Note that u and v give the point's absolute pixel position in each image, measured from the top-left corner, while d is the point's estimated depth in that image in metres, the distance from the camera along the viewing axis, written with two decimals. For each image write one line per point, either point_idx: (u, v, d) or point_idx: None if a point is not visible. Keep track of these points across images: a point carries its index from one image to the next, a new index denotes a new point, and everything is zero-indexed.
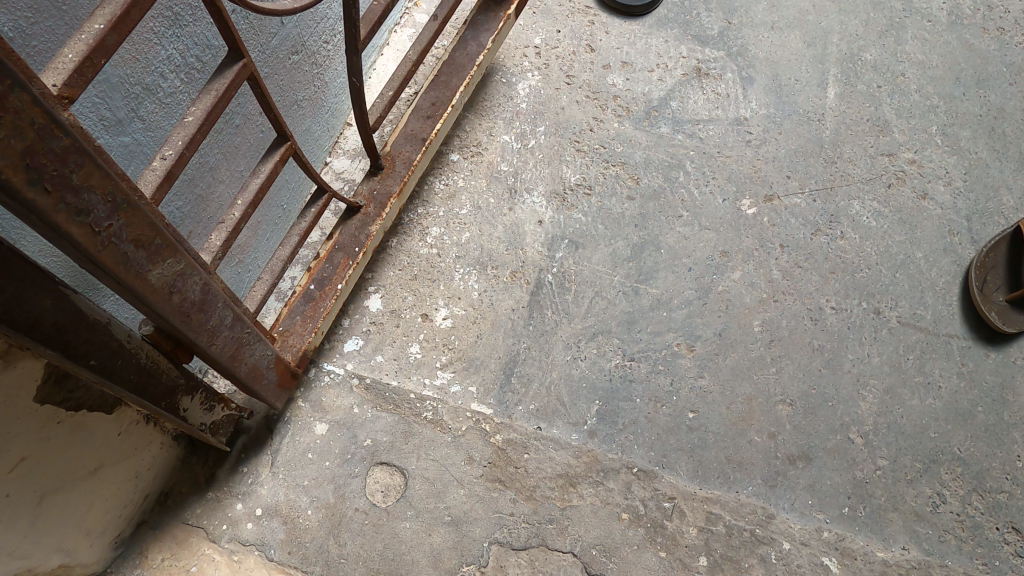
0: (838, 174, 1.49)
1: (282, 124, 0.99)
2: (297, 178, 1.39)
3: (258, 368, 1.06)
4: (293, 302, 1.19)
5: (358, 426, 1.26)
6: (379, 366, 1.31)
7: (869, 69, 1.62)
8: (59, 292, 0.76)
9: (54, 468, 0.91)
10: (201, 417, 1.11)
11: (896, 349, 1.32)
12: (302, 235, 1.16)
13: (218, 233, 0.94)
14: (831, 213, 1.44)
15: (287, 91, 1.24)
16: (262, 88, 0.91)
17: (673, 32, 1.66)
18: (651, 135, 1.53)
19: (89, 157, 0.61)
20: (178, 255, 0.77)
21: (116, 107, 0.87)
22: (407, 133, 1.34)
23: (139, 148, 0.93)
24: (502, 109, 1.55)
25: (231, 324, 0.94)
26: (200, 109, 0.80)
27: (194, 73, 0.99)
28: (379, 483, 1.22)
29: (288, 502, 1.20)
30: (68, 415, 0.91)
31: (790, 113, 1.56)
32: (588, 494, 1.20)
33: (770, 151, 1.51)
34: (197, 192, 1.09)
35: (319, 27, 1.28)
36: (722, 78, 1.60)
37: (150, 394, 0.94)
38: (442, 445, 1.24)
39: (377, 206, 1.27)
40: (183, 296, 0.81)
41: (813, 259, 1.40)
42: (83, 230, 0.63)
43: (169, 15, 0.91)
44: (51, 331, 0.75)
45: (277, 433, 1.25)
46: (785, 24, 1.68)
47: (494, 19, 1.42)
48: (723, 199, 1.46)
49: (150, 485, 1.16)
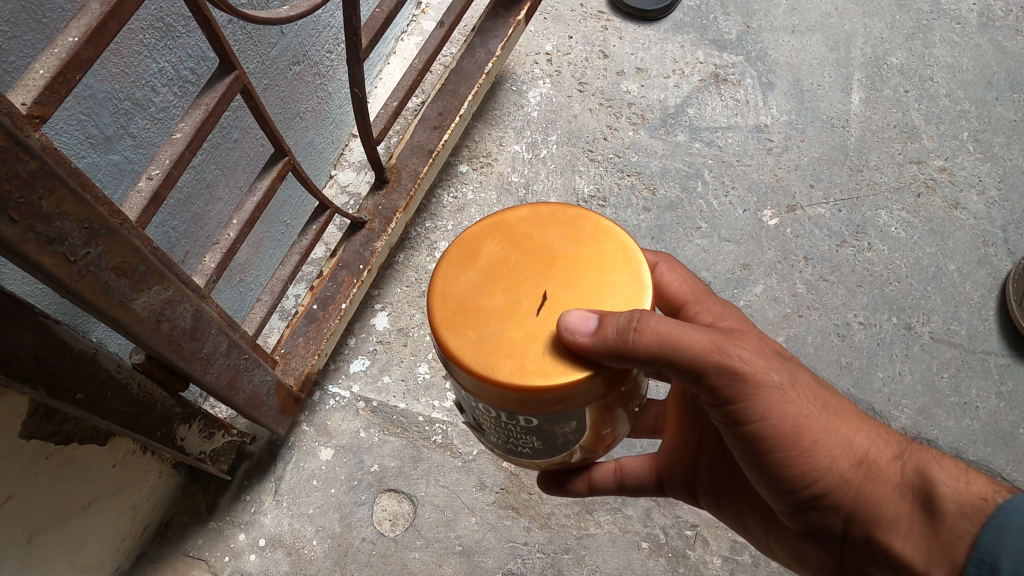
0: (864, 182, 1.43)
1: (279, 138, 0.94)
2: (300, 193, 1.34)
3: (258, 394, 1.01)
4: (295, 323, 1.14)
5: (365, 451, 1.21)
6: (386, 388, 1.26)
7: (895, 73, 1.55)
8: (40, 323, 0.71)
9: (44, 504, 0.86)
10: (200, 445, 1.06)
11: (929, 367, 1.25)
12: (304, 253, 1.11)
13: (212, 255, 0.89)
14: (857, 224, 1.38)
15: (288, 102, 1.19)
16: (257, 102, 0.86)
17: (690, 36, 1.60)
18: (667, 144, 1.47)
19: (61, 181, 0.56)
20: (165, 282, 0.73)
21: (104, 124, 0.82)
22: (414, 145, 1.28)
23: (129, 167, 0.88)
24: (513, 118, 1.50)
25: (227, 350, 0.89)
26: (189, 125, 0.75)
27: (188, 86, 0.94)
28: (387, 511, 1.16)
29: (292, 532, 1.15)
30: (57, 449, 0.86)
31: (813, 120, 1.50)
32: (605, 522, 1.15)
33: (793, 159, 1.45)
34: (192, 210, 1.04)
35: (321, 36, 1.23)
36: (741, 84, 1.54)
37: (144, 426, 0.89)
38: (453, 470, 1.19)
39: (383, 221, 1.22)
40: (173, 324, 0.76)
41: (839, 272, 1.34)
42: (57, 260, 0.58)
43: (160, 26, 0.86)
44: (32, 366, 0.70)
45: (280, 459, 1.20)
46: (806, 28, 1.62)
47: (503, 26, 1.36)
48: (744, 209, 1.40)
49: (149, 516, 1.11)
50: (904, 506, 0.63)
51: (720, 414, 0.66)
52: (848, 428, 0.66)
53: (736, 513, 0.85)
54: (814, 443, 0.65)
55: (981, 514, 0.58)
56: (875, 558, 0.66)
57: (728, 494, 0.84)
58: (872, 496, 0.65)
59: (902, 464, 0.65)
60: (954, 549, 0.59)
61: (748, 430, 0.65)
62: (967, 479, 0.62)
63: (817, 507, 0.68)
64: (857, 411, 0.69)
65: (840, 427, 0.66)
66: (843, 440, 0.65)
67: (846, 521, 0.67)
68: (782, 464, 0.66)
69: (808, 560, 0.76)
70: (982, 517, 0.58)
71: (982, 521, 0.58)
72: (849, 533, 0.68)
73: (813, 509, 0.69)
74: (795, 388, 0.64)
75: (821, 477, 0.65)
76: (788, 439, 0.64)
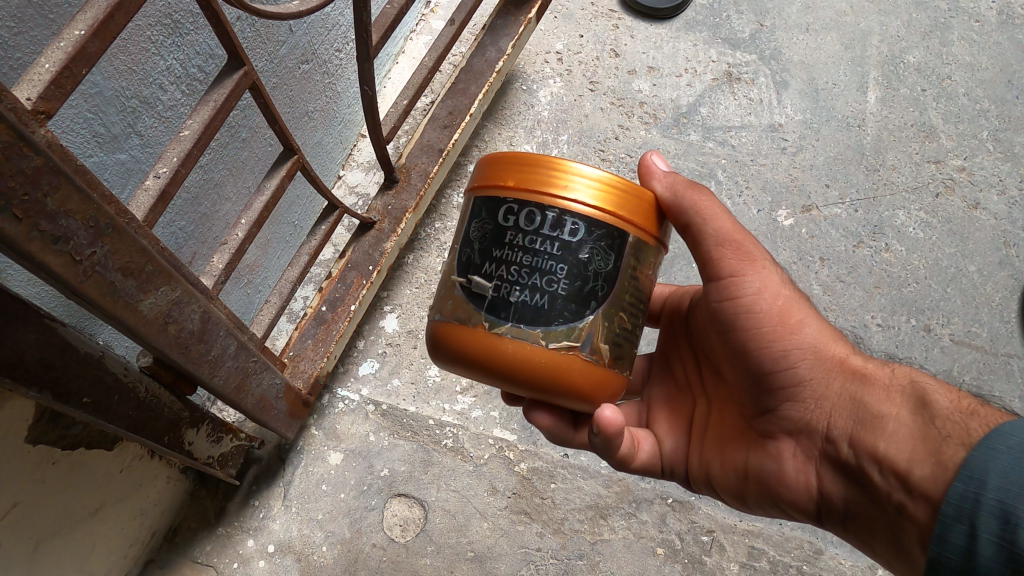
0: (881, 182, 1.41)
1: (288, 137, 0.92)
2: (309, 193, 1.32)
3: (267, 398, 0.99)
4: (304, 325, 1.12)
5: (375, 455, 1.19)
6: (396, 391, 1.24)
7: (912, 72, 1.53)
8: (45, 326, 0.69)
9: (50, 511, 0.85)
10: (209, 449, 1.04)
11: (950, 370, 1.22)
12: (312, 254, 1.09)
13: (220, 256, 0.87)
14: (874, 224, 1.36)
15: (297, 101, 1.17)
16: (266, 99, 0.84)
17: (703, 35, 1.58)
18: (680, 143, 1.45)
19: (66, 178, 0.54)
20: (173, 283, 0.71)
21: (111, 122, 0.80)
22: (424, 145, 1.27)
23: (136, 166, 0.86)
24: (523, 117, 1.48)
25: (235, 353, 0.88)
26: (197, 122, 0.74)
27: (196, 84, 0.92)
28: (397, 516, 1.14)
29: (301, 538, 1.13)
30: (64, 454, 0.84)
31: (828, 119, 1.48)
32: (619, 527, 1.14)
33: (808, 159, 1.43)
34: (200, 211, 1.02)
35: (330, 34, 1.22)
36: (755, 83, 1.52)
37: (152, 430, 0.88)
38: (464, 475, 1.17)
39: (392, 221, 1.20)
40: (180, 326, 0.75)
41: (856, 273, 1.32)
42: (63, 260, 0.56)
43: (168, 22, 0.84)
44: (38, 370, 0.68)
45: (289, 463, 1.19)
46: (821, 26, 1.60)
47: (513, 24, 1.35)
48: (758, 210, 1.38)
49: (156, 521, 1.09)
50: (891, 400, 0.67)
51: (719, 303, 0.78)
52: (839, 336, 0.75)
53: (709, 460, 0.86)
54: (804, 333, 0.73)
55: (974, 424, 0.60)
56: (854, 454, 0.69)
57: (708, 438, 0.87)
58: (857, 387, 0.70)
59: (890, 371, 0.71)
60: (948, 445, 0.60)
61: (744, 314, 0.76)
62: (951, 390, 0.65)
63: (800, 398, 0.74)
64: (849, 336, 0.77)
65: (833, 335, 0.74)
66: (837, 344, 0.73)
67: (828, 416, 0.72)
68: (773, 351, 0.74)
69: (779, 485, 0.77)
70: (977, 415, 0.60)
71: (978, 424, 0.60)
72: (830, 432, 0.72)
73: (795, 400, 0.74)
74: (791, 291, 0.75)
75: (804, 356, 0.73)
76: (774, 313, 0.74)
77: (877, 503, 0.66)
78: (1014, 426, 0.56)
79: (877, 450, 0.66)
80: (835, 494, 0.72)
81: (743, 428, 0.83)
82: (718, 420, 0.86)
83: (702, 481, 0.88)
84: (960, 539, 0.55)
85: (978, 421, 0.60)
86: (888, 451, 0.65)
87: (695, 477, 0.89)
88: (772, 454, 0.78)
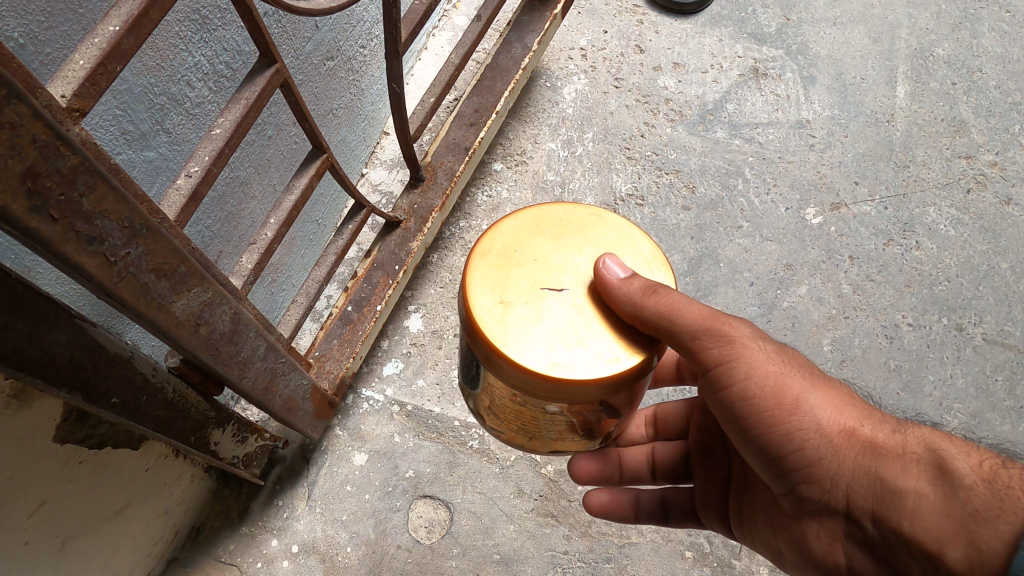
0: (911, 178, 1.38)
1: (318, 135, 0.90)
2: (332, 192, 1.31)
3: (293, 400, 0.99)
4: (330, 325, 1.11)
5: (400, 456, 1.18)
6: (421, 392, 1.24)
7: (942, 65, 1.51)
8: (76, 325, 0.68)
9: (76, 510, 0.84)
10: (233, 450, 1.03)
11: (983, 370, 1.20)
12: (339, 254, 1.07)
13: (249, 256, 0.86)
14: (904, 222, 1.34)
15: (321, 98, 1.16)
16: (297, 97, 0.82)
17: (728, 30, 1.56)
18: (706, 140, 1.43)
19: (101, 178, 0.53)
20: (205, 284, 0.70)
21: (140, 119, 0.79)
22: (449, 143, 1.25)
23: (164, 164, 0.85)
24: (547, 115, 1.46)
25: (264, 354, 0.87)
26: (228, 120, 0.72)
27: (223, 81, 0.91)
28: (422, 518, 1.14)
29: (325, 539, 1.12)
30: (91, 454, 0.83)
31: (856, 115, 1.46)
32: (647, 530, 1.13)
33: (836, 156, 1.41)
34: (226, 209, 1.01)
35: (355, 31, 1.20)
36: (782, 79, 1.50)
37: (178, 431, 0.87)
38: (490, 477, 1.17)
39: (418, 221, 1.19)
40: (211, 328, 0.74)
41: (886, 272, 1.29)
42: (96, 261, 0.55)
43: (196, 18, 0.83)
44: (68, 369, 0.67)
45: (313, 464, 1.18)
46: (848, 19, 1.57)
47: (539, 20, 1.32)
48: (786, 207, 1.36)
49: (180, 520, 1.08)
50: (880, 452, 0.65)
51: (714, 389, 0.72)
52: (857, 406, 0.69)
53: (766, 546, 0.82)
54: (810, 405, 0.67)
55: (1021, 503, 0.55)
56: (872, 520, 0.65)
57: (749, 522, 0.84)
58: (872, 459, 0.65)
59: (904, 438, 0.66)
60: (982, 527, 0.56)
61: (736, 400, 0.70)
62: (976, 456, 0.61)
63: (818, 477, 0.67)
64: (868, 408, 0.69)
65: (836, 406, 0.68)
66: (840, 414, 0.68)
67: (848, 485, 0.66)
68: (806, 427, 0.67)
69: (817, 560, 0.74)
70: None
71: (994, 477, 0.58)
72: (840, 501, 0.67)
73: (811, 483, 0.68)
74: (780, 364, 0.69)
75: (802, 441, 0.67)
76: (769, 397, 0.68)
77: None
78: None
79: (900, 525, 0.62)
80: (863, 573, 0.69)
81: (766, 495, 0.80)
82: (751, 473, 0.83)
83: (705, 514, 0.92)
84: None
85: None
86: (918, 528, 0.60)
87: (738, 526, 0.86)
88: (802, 530, 0.74)
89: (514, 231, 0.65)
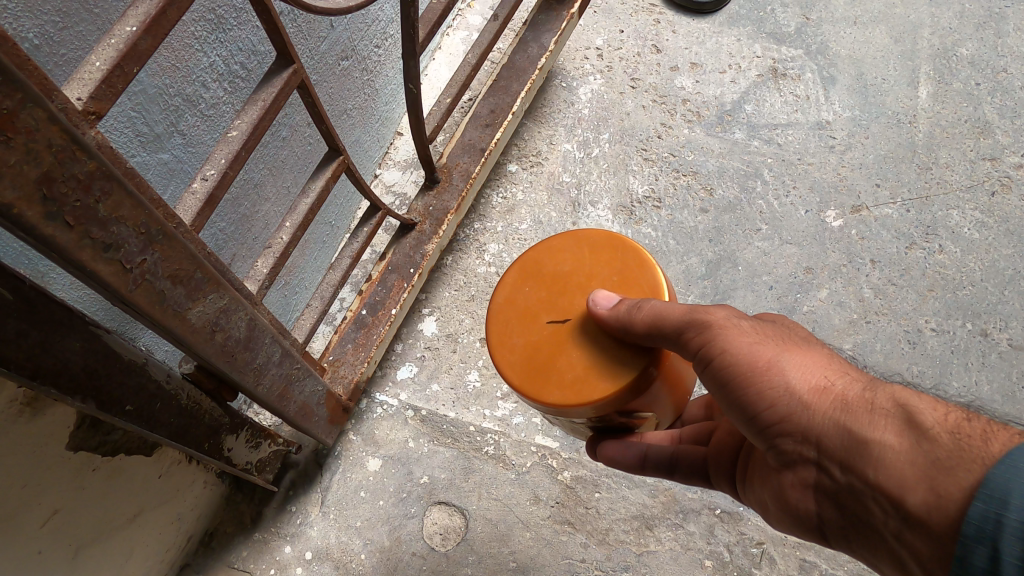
0: (934, 181, 1.36)
1: (334, 136, 0.89)
2: (346, 193, 1.30)
3: (308, 405, 0.97)
4: (344, 329, 1.10)
5: (414, 462, 1.17)
6: (435, 397, 1.22)
7: (966, 65, 1.48)
8: (90, 332, 0.66)
9: (90, 518, 0.83)
10: (247, 455, 1.02)
11: (1009, 376, 1.17)
12: (355, 257, 1.06)
13: (264, 260, 0.84)
14: (927, 225, 1.31)
15: (336, 99, 1.14)
16: (314, 98, 0.81)
17: (746, 29, 1.54)
18: (724, 141, 1.41)
19: (118, 183, 0.51)
20: (222, 290, 0.68)
21: (154, 121, 0.78)
22: (464, 144, 1.23)
23: (179, 167, 0.83)
24: (563, 116, 1.45)
25: (280, 360, 0.85)
26: (245, 122, 0.71)
27: (238, 81, 0.89)
28: (437, 524, 1.12)
29: (339, 545, 1.11)
30: (104, 461, 0.82)
31: (878, 116, 1.43)
32: (666, 538, 1.10)
33: (857, 157, 1.39)
34: (240, 212, 1.00)
35: (370, 30, 1.19)
36: (801, 79, 1.48)
37: (192, 437, 0.85)
38: (505, 483, 1.15)
39: (433, 223, 1.17)
40: (227, 334, 0.72)
41: (909, 276, 1.27)
42: (112, 269, 0.54)
43: (212, 18, 0.81)
44: (82, 377, 0.66)
45: (326, 469, 1.16)
46: (869, 19, 1.55)
47: (556, 19, 1.30)
48: (806, 210, 1.34)
49: (193, 526, 1.07)
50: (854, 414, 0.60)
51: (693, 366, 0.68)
52: (834, 363, 0.64)
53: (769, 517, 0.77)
54: (784, 372, 0.63)
55: (981, 453, 0.50)
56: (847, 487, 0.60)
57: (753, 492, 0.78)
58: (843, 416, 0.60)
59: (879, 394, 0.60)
60: (943, 482, 0.51)
61: (712, 375, 0.66)
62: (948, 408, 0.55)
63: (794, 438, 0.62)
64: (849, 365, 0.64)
65: (812, 368, 0.63)
66: (815, 374, 0.63)
67: (823, 449, 0.61)
68: (776, 388, 0.63)
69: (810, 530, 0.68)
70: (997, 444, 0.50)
71: (964, 428, 0.52)
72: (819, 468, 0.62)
73: (791, 451, 0.64)
74: (758, 337, 0.65)
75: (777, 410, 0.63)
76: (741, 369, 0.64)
77: (885, 544, 0.58)
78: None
79: (869, 480, 0.57)
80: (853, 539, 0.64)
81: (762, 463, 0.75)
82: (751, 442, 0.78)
83: (717, 479, 0.85)
84: (983, 559, 0.47)
85: (993, 446, 0.50)
86: (887, 486, 0.55)
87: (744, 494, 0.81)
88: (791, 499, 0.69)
89: (522, 265, 0.68)
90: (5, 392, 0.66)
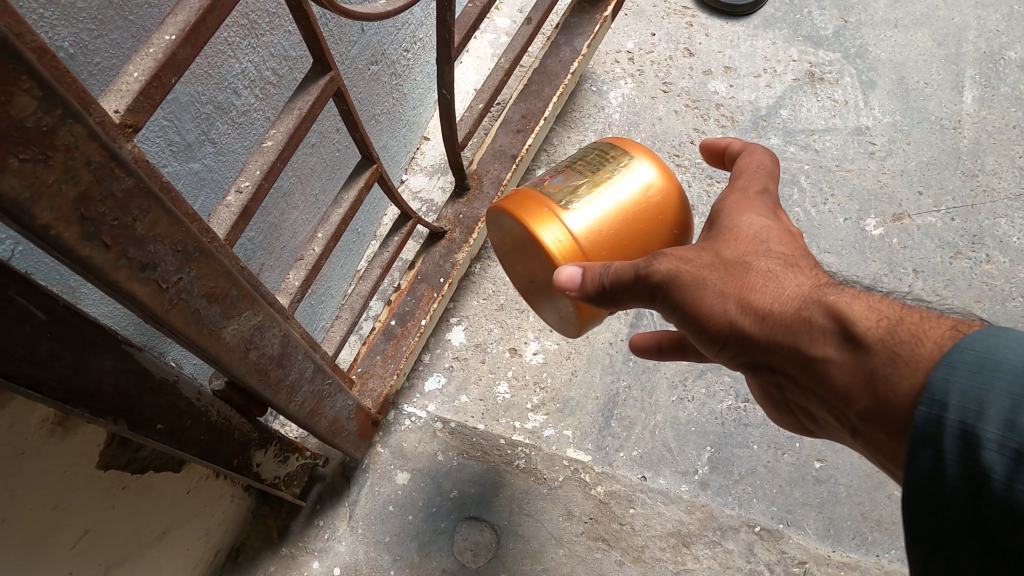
0: (980, 189, 1.32)
1: (368, 145, 0.86)
2: (373, 199, 1.27)
3: (338, 420, 0.95)
4: (372, 340, 1.07)
5: (444, 476, 1.14)
6: (464, 408, 1.19)
7: (1014, 69, 1.44)
8: (121, 350, 0.64)
9: (118, 537, 0.80)
10: (275, 470, 0.99)
11: None
12: (385, 267, 1.03)
13: (296, 272, 0.82)
14: (973, 233, 1.28)
15: (365, 104, 1.12)
16: (349, 106, 0.78)
17: (782, 32, 1.51)
18: (759, 148, 1.38)
19: (156, 201, 0.49)
20: (256, 306, 0.66)
21: (186, 129, 0.75)
22: (495, 150, 1.20)
23: (210, 176, 0.81)
24: (593, 121, 1.42)
25: (312, 376, 0.82)
26: (280, 132, 0.68)
27: (269, 87, 0.87)
28: (468, 540, 1.09)
29: (367, 561, 1.08)
30: (133, 479, 0.79)
31: (920, 121, 1.40)
32: (704, 556, 1.06)
33: (898, 164, 1.35)
34: (269, 221, 0.97)
35: (400, 34, 1.16)
36: (839, 84, 1.45)
37: (221, 454, 0.83)
38: (538, 498, 1.11)
39: (463, 231, 1.14)
40: (260, 351, 0.70)
41: (954, 286, 1.23)
42: (148, 288, 0.51)
43: (245, 23, 0.79)
44: (114, 397, 0.63)
45: (354, 483, 1.14)
46: (910, 21, 1.51)
47: (589, 22, 1.28)
48: (845, 218, 1.30)
49: (220, 541, 1.05)
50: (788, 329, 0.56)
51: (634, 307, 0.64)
52: (757, 255, 0.59)
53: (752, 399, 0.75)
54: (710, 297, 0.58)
55: (920, 359, 0.48)
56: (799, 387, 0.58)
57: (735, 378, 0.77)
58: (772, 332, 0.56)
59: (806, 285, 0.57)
60: (890, 394, 0.49)
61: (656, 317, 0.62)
62: (875, 306, 0.52)
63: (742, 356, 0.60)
64: (768, 248, 0.60)
65: (737, 278, 0.58)
66: (741, 283, 0.58)
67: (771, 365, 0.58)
68: (713, 318, 0.58)
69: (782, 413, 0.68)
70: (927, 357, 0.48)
71: (901, 334, 0.50)
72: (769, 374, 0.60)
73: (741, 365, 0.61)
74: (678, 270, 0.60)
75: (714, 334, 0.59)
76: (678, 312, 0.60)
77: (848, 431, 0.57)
78: (985, 336, 0.46)
79: (816, 385, 0.55)
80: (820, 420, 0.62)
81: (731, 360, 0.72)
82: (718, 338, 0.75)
83: None
84: (929, 461, 0.46)
85: (926, 351, 0.48)
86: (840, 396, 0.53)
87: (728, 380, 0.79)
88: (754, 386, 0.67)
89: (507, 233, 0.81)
90: (36, 413, 0.63)
